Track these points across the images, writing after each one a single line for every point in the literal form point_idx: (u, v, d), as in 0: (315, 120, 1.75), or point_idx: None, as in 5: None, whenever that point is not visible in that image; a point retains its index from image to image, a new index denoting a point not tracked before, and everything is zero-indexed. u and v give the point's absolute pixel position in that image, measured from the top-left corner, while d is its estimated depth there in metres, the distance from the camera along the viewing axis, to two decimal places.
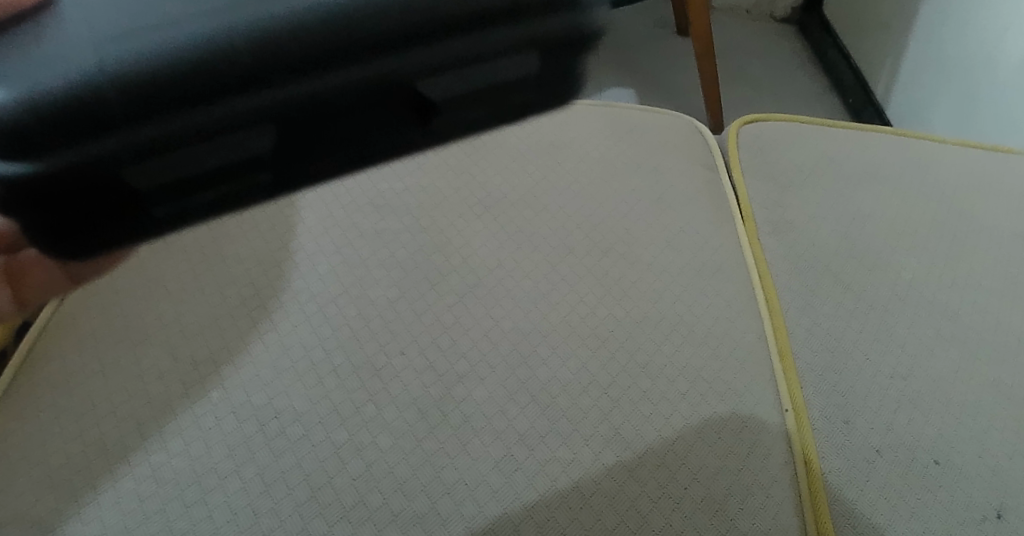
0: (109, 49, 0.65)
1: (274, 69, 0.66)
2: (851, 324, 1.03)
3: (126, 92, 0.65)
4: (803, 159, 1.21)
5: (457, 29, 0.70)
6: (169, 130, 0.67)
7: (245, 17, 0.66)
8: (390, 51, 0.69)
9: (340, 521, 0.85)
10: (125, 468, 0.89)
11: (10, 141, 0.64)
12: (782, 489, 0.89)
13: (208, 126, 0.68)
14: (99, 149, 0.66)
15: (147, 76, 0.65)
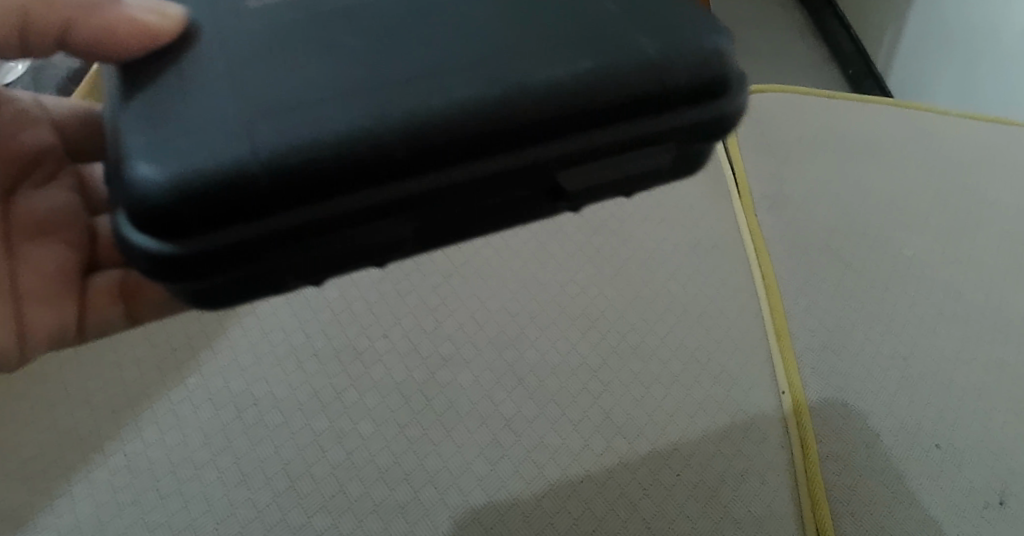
0: (253, 127, 0.62)
1: (431, 151, 0.62)
2: (851, 303, 0.99)
3: (275, 170, 0.61)
4: (801, 132, 1.17)
5: (624, 108, 0.65)
6: (313, 214, 0.62)
7: (397, 94, 0.62)
8: (554, 129, 0.64)
9: (320, 511, 0.82)
10: (99, 458, 0.86)
11: (158, 216, 0.61)
12: (778, 475, 0.86)
13: (352, 209, 0.63)
14: (238, 231, 0.62)
15: (299, 157, 0.61)
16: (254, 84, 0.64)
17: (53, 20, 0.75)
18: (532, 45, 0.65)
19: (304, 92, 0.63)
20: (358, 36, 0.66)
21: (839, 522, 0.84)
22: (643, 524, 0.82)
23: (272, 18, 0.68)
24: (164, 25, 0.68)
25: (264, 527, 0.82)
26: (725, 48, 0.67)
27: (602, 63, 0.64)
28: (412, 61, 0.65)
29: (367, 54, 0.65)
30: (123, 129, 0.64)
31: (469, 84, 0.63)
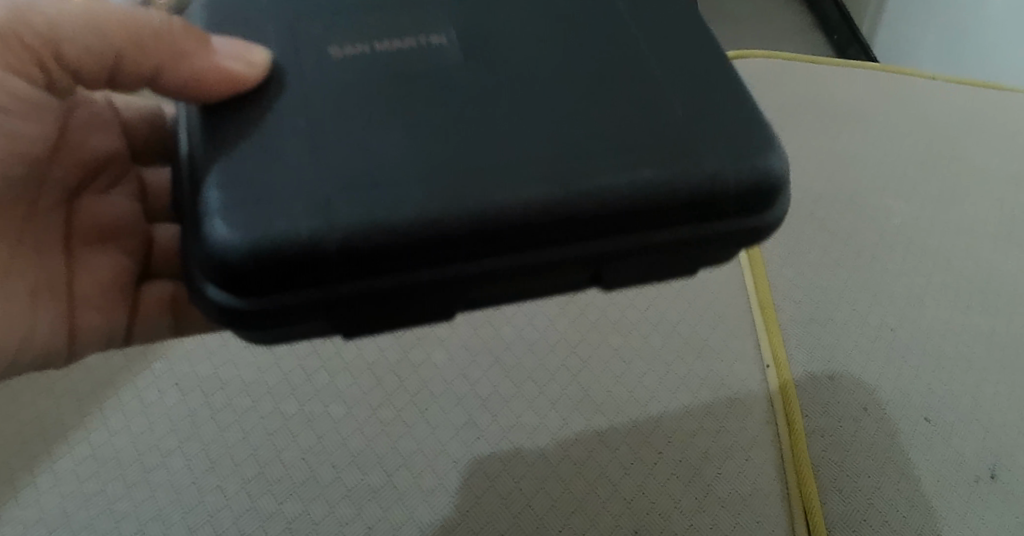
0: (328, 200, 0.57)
1: (497, 234, 0.58)
2: (837, 275, 0.97)
3: (336, 249, 0.57)
4: (784, 99, 1.14)
5: (687, 209, 0.61)
6: (366, 290, 0.59)
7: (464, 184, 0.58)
8: (618, 217, 0.60)
9: (290, 497, 0.79)
10: (63, 447, 0.82)
11: (220, 269, 0.58)
12: (763, 452, 0.83)
13: (410, 286, 0.59)
14: (293, 300, 0.59)
15: (363, 239, 0.57)
16: (329, 145, 0.59)
17: (138, 65, 0.66)
18: (609, 127, 0.61)
19: (381, 160, 0.59)
20: (443, 96, 0.61)
21: (826, 498, 0.81)
22: (624, 505, 0.79)
23: (358, 66, 0.63)
24: (245, 66, 0.61)
25: (233, 515, 0.78)
26: (781, 170, 0.62)
27: (663, 165, 0.60)
28: (489, 132, 0.60)
29: (448, 117, 0.61)
30: (199, 169, 0.60)
31: (545, 162, 0.59)
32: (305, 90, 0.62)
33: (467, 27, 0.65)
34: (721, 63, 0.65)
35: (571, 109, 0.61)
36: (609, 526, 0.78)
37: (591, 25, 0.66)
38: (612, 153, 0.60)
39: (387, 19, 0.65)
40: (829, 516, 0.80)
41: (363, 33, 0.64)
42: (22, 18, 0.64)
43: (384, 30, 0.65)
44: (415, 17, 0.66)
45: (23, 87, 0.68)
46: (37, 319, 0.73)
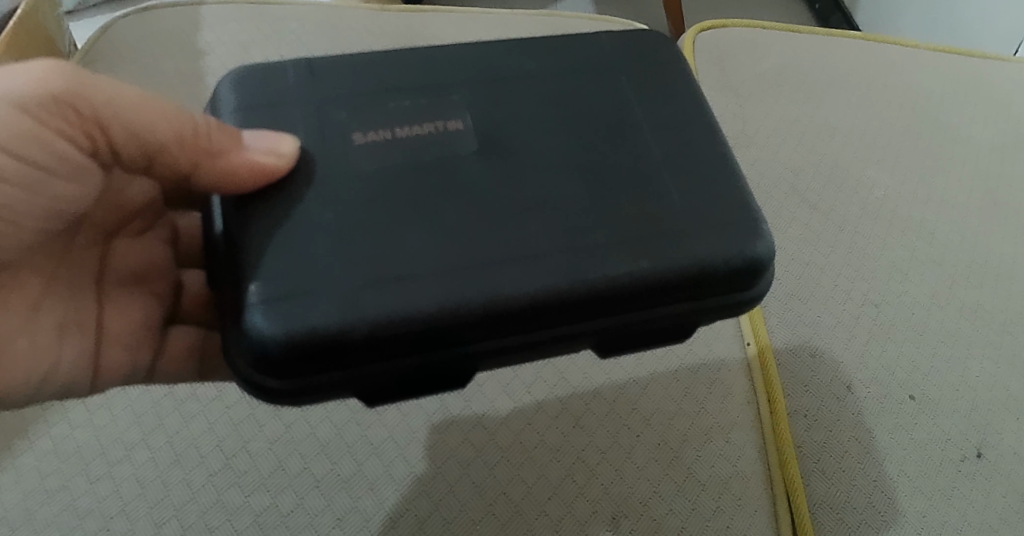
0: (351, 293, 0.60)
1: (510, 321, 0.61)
2: (819, 250, 0.94)
3: (358, 336, 0.59)
4: (762, 69, 1.11)
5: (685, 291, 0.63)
6: (385, 369, 0.61)
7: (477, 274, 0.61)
8: (624, 300, 0.63)
9: (257, 490, 0.77)
10: (23, 443, 0.78)
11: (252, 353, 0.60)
12: (744, 433, 0.82)
13: (427, 364, 0.62)
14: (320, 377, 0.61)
15: (383, 326, 0.59)
16: (355, 237, 0.62)
17: (176, 157, 0.66)
18: (613, 218, 0.64)
19: (406, 253, 0.61)
20: (458, 184, 0.64)
21: (808, 481, 0.80)
22: (602, 491, 0.77)
23: (382, 153, 0.65)
24: (275, 159, 0.62)
25: (200, 509, 0.76)
26: (767, 252, 0.65)
27: (664, 253, 0.63)
28: (504, 224, 0.63)
29: (465, 208, 0.63)
30: (230, 257, 0.62)
31: (557, 252, 0.62)
32: (328, 180, 0.64)
33: (482, 115, 0.68)
34: (717, 151, 0.67)
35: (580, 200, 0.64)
36: (587, 513, 0.76)
37: (598, 113, 0.68)
38: (618, 242, 0.63)
39: (405, 107, 0.68)
40: (810, 498, 0.79)
41: (384, 123, 0.66)
42: (77, 89, 0.64)
43: (402, 119, 0.67)
44: (432, 103, 0.68)
45: (71, 152, 0.66)
46: (61, 354, 0.73)
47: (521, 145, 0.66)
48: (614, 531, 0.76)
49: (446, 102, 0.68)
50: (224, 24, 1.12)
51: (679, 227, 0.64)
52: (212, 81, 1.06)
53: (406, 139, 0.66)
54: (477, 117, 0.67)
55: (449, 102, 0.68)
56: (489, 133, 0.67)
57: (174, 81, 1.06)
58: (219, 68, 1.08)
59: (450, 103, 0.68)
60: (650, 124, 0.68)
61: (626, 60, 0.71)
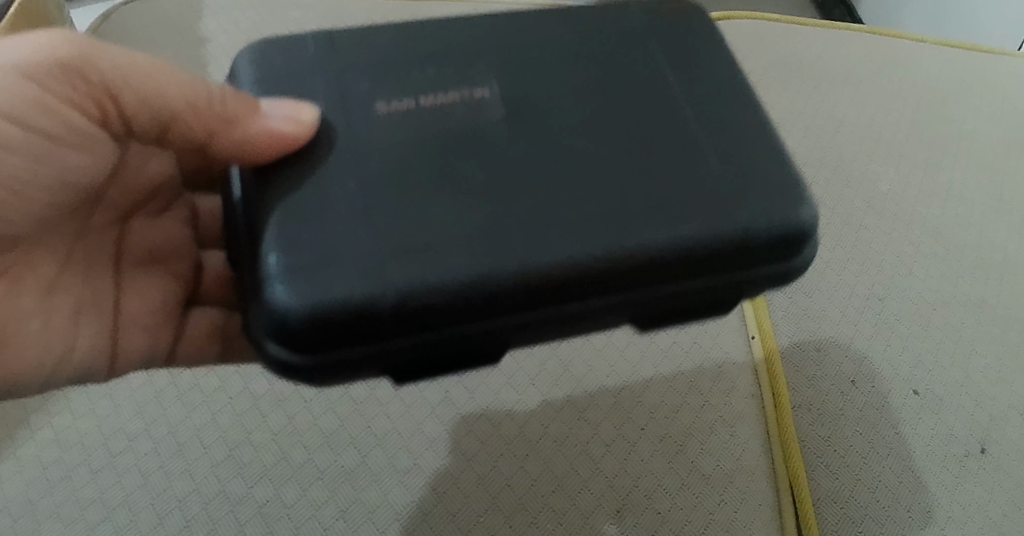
0: (384, 259, 0.57)
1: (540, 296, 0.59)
2: (823, 243, 0.94)
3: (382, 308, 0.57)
4: (768, 61, 1.11)
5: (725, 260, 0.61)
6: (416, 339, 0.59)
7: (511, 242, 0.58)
8: (661, 270, 0.60)
9: (260, 481, 0.76)
10: (25, 433, 0.78)
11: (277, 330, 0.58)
12: (749, 426, 0.81)
13: (456, 339, 0.59)
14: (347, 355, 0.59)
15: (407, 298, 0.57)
16: (386, 206, 0.59)
17: (193, 126, 0.66)
18: (648, 184, 0.61)
19: (438, 221, 0.59)
20: (487, 150, 0.62)
21: (813, 475, 0.79)
22: (607, 484, 0.77)
23: (406, 122, 0.62)
24: (293, 125, 0.60)
25: (202, 500, 0.75)
26: (811, 220, 0.62)
27: (705, 220, 0.60)
28: (540, 190, 0.60)
29: (497, 173, 0.61)
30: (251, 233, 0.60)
31: (596, 217, 0.59)
32: (352, 148, 0.61)
33: (511, 85, 0.65)
34: (757, 114, 0.65)
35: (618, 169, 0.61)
36: (591, 506, 0.76)
37: (630, 80, 0.66)
38: (658, 211, 0.60)
39: (430, 76, 0.65)
40: (815, 493, 0.78)
41: (408, 93, 0.64)
42: (87, 59, 0.63)
43: (431, 88, 0.64)
44: (457, 74, 0.65)
45: (81, 123, 0.66)
46: (78, 334, 0.72)
47: (550, 115, 0.63)
48: (618, 524, 0.75)
49: (473, 72, 0.65)
50: (228, 12, 1.12)
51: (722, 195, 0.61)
52: (215, 68, 1.06)
53: (434, 109, 0.63)
54: (508, 87, 0.64)
55: (475, 70, 0.65)
56: (518, 104, 0.64)
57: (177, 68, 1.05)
58: (222, 55, 1.07)
59: (478, 73, 0.65)
60: (684, 88, 0.66)
61: (656, 27, 0.69)
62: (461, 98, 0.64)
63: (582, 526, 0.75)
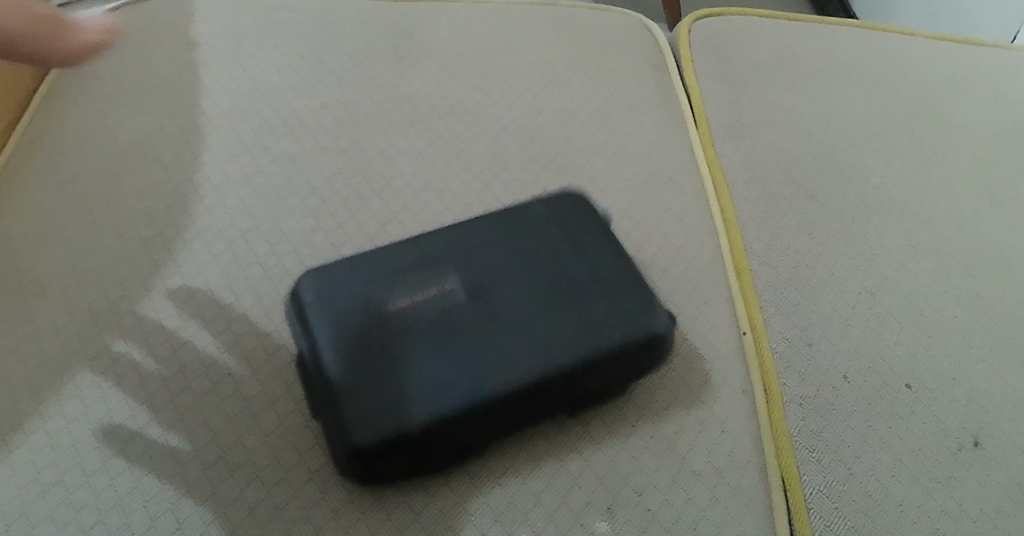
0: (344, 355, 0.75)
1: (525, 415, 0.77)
2: (815, 238, 0.94)
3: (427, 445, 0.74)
4: (759, 57, 1.11)
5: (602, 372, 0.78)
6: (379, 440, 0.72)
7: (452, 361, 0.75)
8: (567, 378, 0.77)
9: (251, 483, 0.76)
10: (19, 437, 0.78)
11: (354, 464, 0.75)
12: (741, 422, 0.81)
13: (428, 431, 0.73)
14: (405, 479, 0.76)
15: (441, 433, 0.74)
16: (355, 356, 0.76)
17: None
18: (541, 344, 0.77)
19: (408, 362, 0.75)
20: (422, 311, 0.78)
21: (804, 470, 0.79)
22: (598, 482, 0.77)
23: (355, 305, 0.78)
24: None
25: (195, 502, 0.75)
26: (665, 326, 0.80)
27: (576, 349, 0.77)
28: (454, 347, 0.76)
29: (429, 321, 0.77)
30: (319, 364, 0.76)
31: (511, 363, 0.75)
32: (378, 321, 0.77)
33: (463, 270, 0.81)
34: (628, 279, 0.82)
35: (552, 333, 0.77)
36: (582, 503, 0.76)
37: (534, 249, 0.83)
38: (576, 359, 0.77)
39: (409, 273, 0.80)
40: (806, 488, 0.78)
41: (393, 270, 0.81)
42: None
43: (413, 282, 0.80)
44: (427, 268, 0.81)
45: None
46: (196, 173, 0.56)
47: (506, 299, 0.79)
48: (610, 521, 0.75)
49: (439, 268, 0.81)
50: (219, 15, 1.12)
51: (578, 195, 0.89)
52: (206, 72, 1.06)
53: (415, 251, 0.82)
54: (457, 258, 0.81)
55: (438, 249, 0.82)
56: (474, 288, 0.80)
57: (168, 72, 1.05)
58: (213, 59, 1.07)
59: (443, 266, 0.81)
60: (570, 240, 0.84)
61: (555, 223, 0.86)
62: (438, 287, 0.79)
63: (573, 523, 0.75)
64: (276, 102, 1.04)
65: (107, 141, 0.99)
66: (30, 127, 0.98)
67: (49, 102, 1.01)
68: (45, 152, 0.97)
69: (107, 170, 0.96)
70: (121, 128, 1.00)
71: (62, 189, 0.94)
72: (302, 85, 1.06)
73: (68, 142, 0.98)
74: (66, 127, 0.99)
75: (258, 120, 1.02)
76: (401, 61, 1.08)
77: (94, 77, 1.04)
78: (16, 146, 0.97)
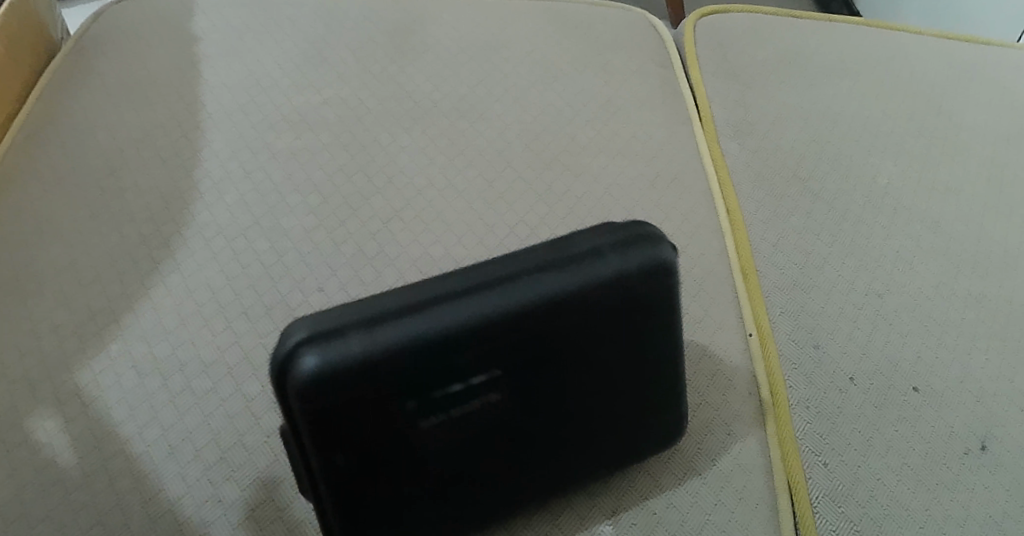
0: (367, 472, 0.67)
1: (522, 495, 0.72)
2: (821, 239, 0.93)
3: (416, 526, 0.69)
4: (765, 55, 1.10)
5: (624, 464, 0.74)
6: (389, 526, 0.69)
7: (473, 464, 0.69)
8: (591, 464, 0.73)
9: (252, 483, 0.76)
10: (17, 438, 0.77)
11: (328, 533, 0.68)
12: (746, 425, 0.81)
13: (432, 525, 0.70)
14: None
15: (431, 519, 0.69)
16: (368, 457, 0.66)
17: None
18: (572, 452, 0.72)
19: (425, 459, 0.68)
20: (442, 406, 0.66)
21: (811, 474, 0.78)
22: (603, 485, 0.77)
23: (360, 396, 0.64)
24: None
25: (195, 504, 0.75)
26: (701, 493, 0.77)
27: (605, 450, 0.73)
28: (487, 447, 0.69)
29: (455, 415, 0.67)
30: (313, 434, 0.64)
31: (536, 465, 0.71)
32: (393, 407, 0.64)
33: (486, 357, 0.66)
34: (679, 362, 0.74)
35: (585, 407, 0.71)
36: (587, 507, 0.76)
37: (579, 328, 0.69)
38: (593, 440, 0.73)
39: (435, 358, 0.64)
40: (812, 492, 0.77)
41: (414, 352, 0.63)
42: None
43: (441, 367, 0.64)
44: (459, 351, 0.64)
45: None
46: None
47: (541, 374, 0.68)
48: (614, 524, 0.75)
49: (476, 345, 0.65)
50: (221, 10, 1.11)
51: (644, 275, 0.68)
52: (206, 68, 1.05)
53: (461, 329, 0.64)
54: (501, 335, 0.65)
55: (473, 330, 0.64)
56: (521, 368, 0.68)
57: (168, 68, 1.04)
58: (214, 55, 1.06)
59: (476, 346, 0.65)
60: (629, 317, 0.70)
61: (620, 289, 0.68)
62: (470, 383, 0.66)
63: (577, 527, 0.75)
64: (277, 97, 1.03)
65: (106, 137, 0.98)
66: (28, 123, 0.97)
67: (47, 98, 1.00)
68: (44, 148, 0.96)
69: (106, 166, 0.95)
70: (120, 124, 0.99)
71: (60, 186, 0.93)
72: (303, 79, 1.04)
73: (66, 138, 0.97)
74: (64, 123, 0.98)
75: (259, 116, 1.01)
76: (404, 58, 1.07)
77: (92, 72, 1.03)
78: (14, 142, 0.96)
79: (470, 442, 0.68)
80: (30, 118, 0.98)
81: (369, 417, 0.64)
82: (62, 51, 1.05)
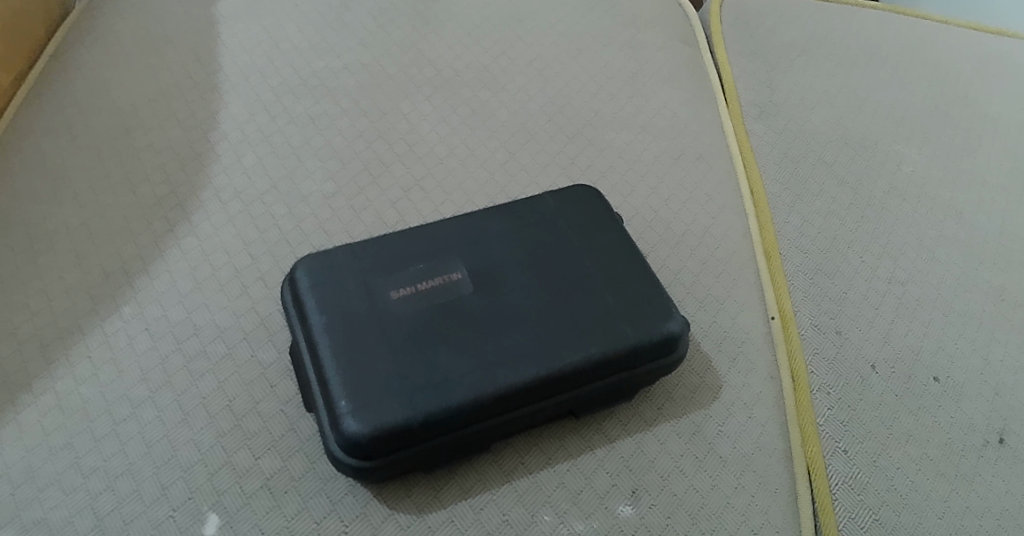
0: (354, 370, 0.70)
1: (521, 389, 0.71)
2: (845, 224, 0.92)
3: (416, 417, 0.68)
4: (791, 37, 1.09)
5: (620, 379, 0.74)
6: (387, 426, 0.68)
7: (461, 364, 0.71)
8: (588, 382, 0.73)
9: (267, 452, 0.74)
10: (27, 398, 0.75)
11: (339, 440, 0.69)
12: (767, 410, 0.80)
13: (436, 428, 0.69)
14: (392, 466, 0.69)
15: (429, 405, 0.69)
16: (353, 359, 0.70)
17: None
18: (555, 348, 0.72)
19: (412, 363, 0.70)
20: (416, 315, 0.72)
21: (831, 461, 0.77)
22: (622, 465, 0.75)
23: (335, 304, 0.73)
24: None
25: (208, 472, 0.73)
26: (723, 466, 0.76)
27: (591, 344, 0.73)
28: (469, 350, 0.71)
29: (428, 323, 0.72)
30: (308, 344, 0.73)
31: (520, 357, 0.71)
32: (371, 305, 0.73)
33: (456, 275, 0.75)
34: (645, 281, 0.77)
35: (550, 302, 0.75)
36: (605, 486, 0.74)
37: (532, 253, 0.78)
38: (572, 332, 0.73)
39: (413, 266, 0.76)
40: (833, 478, 0.76)
41: (400, 260, 0.76)
42: None
43: (411, 273, 0.75)
44: (433, 261, 0.76)
45: None
46: None
47: (504, 279, 0.76)
48: (634, 504, 0.73)
49: (446, 256, 0.77)
50: None
51: (588, 200, 0.82)
52: (225, 29, 1.03)
53: (434, 243, 0.78)
54: (459, 254, 0.77)
55: (448, 240, 0.78)
56: (484, 278, 0.76)
57: (185, 27, 1.02)
58: (233, 16, 1.05)
59: (448, 257, 0.77)
60: (577, 242, 0.79)
61: (570, 215, 0.81)
62: (431, 285, 0.74)
63: (597, 506, 0.73)
64: (297, 61, 1.01)
65: (122, 96, 0.95)
66: (42, 78, 0.95)
67: (62, 53, 0.98)
68: (57, 104, 0.93)
69: (120, 126, 0.93)
70: (136, 83, 0.97)
71: (74, 143, 0.91)
72: (323, 44, 1.03)
73: (81, 95, 0.95)
74: (80, 79, 0.96)
75: (279, 79, 0.99)
76: (426, 26, 1.06)
77: (109, 30, 1.01)
78: (28, 97, 0.93)
79: (448, 342, 0.71)
80: (44, 74, 0.95)
81: (352, 314, 0.72)
82: (80, 8, 1.03)
